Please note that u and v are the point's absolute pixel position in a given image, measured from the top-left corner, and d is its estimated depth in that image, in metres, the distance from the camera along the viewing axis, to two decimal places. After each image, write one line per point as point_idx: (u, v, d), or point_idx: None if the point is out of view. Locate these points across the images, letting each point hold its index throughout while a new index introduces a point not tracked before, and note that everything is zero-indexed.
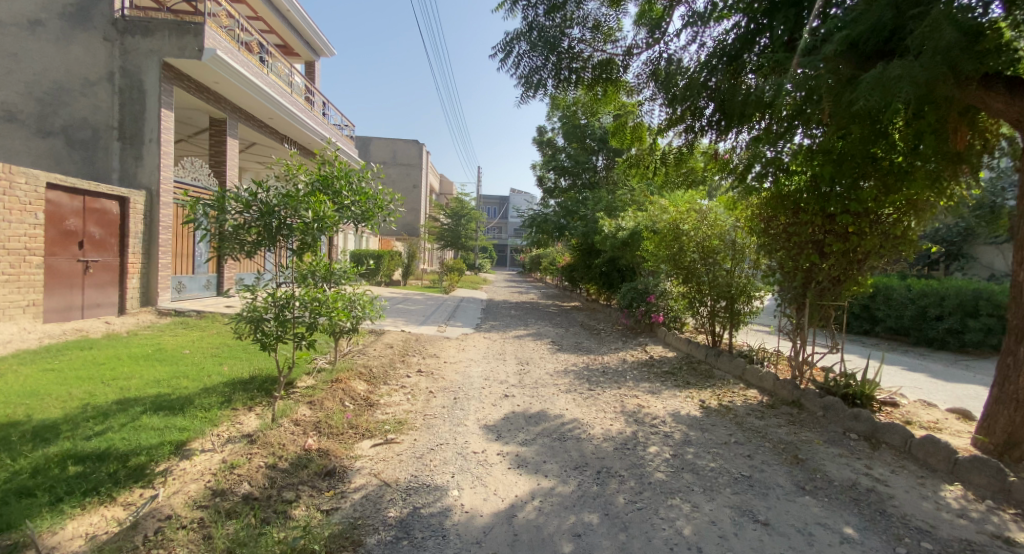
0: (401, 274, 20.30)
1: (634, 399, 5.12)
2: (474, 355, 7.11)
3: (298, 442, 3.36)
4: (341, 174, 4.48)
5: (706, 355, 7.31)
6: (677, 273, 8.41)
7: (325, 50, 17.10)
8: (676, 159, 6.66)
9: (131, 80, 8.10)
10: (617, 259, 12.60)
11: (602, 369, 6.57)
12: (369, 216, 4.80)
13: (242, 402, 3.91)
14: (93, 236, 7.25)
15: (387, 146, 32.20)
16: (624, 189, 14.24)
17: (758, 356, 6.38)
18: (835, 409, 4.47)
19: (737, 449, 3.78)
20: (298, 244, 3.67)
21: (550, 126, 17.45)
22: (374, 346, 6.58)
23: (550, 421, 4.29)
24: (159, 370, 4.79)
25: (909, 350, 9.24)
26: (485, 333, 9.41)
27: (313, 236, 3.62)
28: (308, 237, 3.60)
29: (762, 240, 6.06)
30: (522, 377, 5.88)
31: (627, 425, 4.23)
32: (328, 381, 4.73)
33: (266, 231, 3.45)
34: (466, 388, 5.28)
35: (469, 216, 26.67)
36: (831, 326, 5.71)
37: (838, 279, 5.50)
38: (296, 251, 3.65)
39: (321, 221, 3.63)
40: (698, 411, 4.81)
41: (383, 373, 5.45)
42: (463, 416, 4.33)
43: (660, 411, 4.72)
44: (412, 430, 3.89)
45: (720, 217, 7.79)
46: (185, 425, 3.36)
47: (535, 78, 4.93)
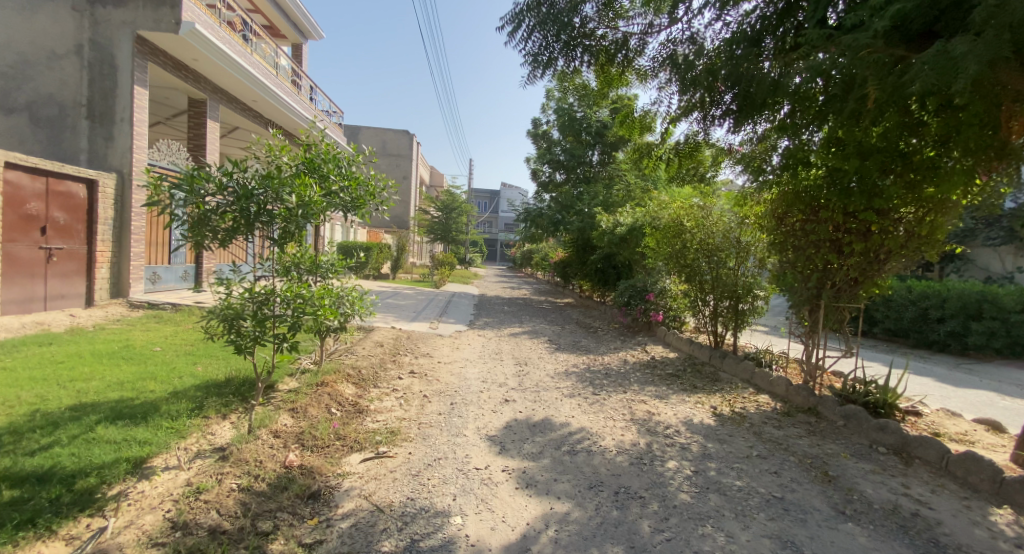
0: (390, 267, 19.79)
1: (643, 405, 4.80)
2: (469, 354, 6.73)
3: (276, 458, 2.96)
4: (328, 157, 4.14)
5: (709, 357, 6.99)
6: (679, 271, 8.12)
7: (313, 33, 16.44)
8: (686, 151, 6.37)
9: (101, 54, 7.52)
10: (613, 255, 12.29)
11: (604, 371, 6.25)
12: (360, 204, 4.44)
13: (214, 410, 3.49)
14: (57, 222, 6.70)
15: (377, 137, 31.49)
16: (621, 184, 13.93)
17: (766, 358, 6.09)
18: (859, 418, 4.19)
19: (762, 464, 3.46)
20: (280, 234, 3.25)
21: (545, 118, 17.06)
22: (363, 344, 6.16)
23: (556, 430, 3.94)
24: (124, 370, 4.33)
25: (909, 352, 9.09)
26: (479, 330, 9.02)
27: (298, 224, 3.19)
28: (292, 225, 3.18)
29: (774, 239, 5.77)
30: (521, 379, 5.52)
31: (639, 436, 3.90)
32: (311, 384, 4.32)
33: (243, 218, 3.02)
34: (462, 392, 4.91)
35: (460, 209, 26.13)
36: (846, 329, 5.43)
37: (855, 280, 5.23)
38: (277, 241, 3.22)
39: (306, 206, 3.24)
40: (711, 419, 4.51)
41: (373, 375, 5.05)
42: (461, 425, 3.96)
43: (671, 419, 4.41)
44: (406, 442, 3.52)
45: (725, 214, 7.54)
46: (146, 439, 2.93)
47: (544, 57, 4.57)
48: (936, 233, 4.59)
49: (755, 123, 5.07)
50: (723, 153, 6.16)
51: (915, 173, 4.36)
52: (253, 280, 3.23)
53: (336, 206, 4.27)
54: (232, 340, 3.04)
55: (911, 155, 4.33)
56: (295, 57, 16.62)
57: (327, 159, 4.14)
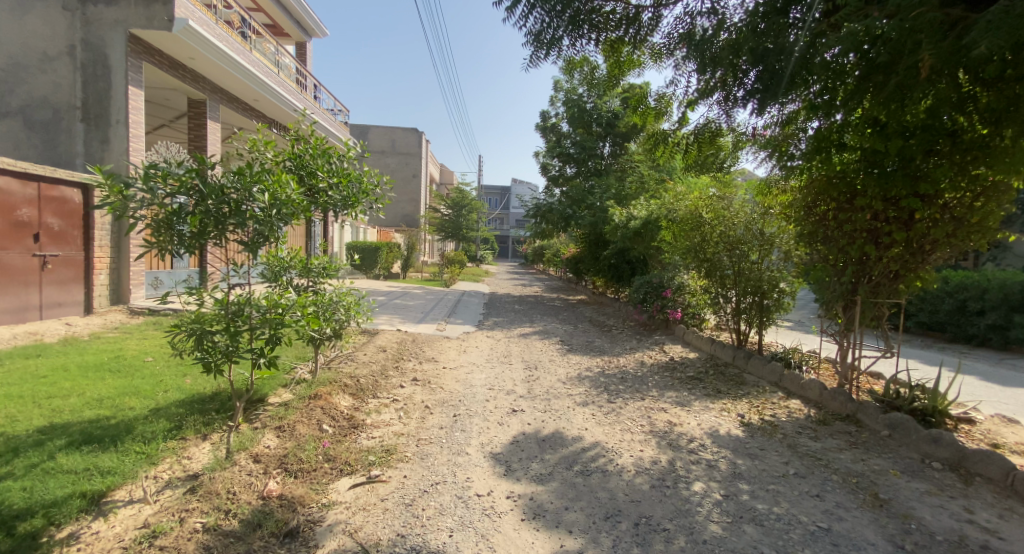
0: (401, 266, 19.53)
1: (663, 415, 4.41)
2: (476, 358, 6.40)
3: (253, 487, 2.67)
4: (315, 153, 3.85)
5: (733, 357, 6.54)
6: (698, 265, 7.70)
7: (316, 31, 16.21)
8: (705, 139, 5.93)
9: (94, 55, 7.34)
10: (627, 250, 11.85)
11: (620, 375, 5.85)
12: (353, 203, 4.15)
13: (194, 430, 3.20)
14: (52, 228, 6.53)
15: (385, 135, 31.28)
16: (634, 175, 13.46)
17: (796, 359, 5.65)
18: (907, 428, 3.76)
19: (801, 485, 3.06)
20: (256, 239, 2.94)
21: (553, 111, 16.66)
22: (364, 350, 5.86)
23: (568, 446, 3.59)
24: (107, 385, 4.07)
25: (947, 347, 8.52)
26: (488, 331, 8.69)
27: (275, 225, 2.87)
28: (267, 227, 2.86)
29: (803, 230, 5.31)
30: (531, 386, 5.17)
31: (660, 452, 3.52)
32: (304, 397, 4.02)
33: (212, 221, 2.71)
34: (467, 401, 4.57)
35: (470, 206, 25.85)
36: (885, 326, 4.98)
37: (896, 273, 4.75)
38: (251, 248, 2.89)
39: (283, 206, 2.92)
40: (739, 430, 4.10)
41: (373, 384, 4.73)
42: (464, 441, 3.62)
43: (695, 430, 4.02)
44: (402, 463, 3.19)
45: (747, 204, 7.11)
46: (112, 467, 2.66)
47: (546, 37, 4.18)
48: (990, 219, 4.10)
49: (783, 102, 4.62)
50: (746, 139, 5.71)
51: (966, 152, 3.89)
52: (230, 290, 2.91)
53: (325, 205, 3.99)
54: (201, 356, 2.71)
55: (960, 133, 3.87)
56: (298, 55, 16.41)
57: (315, 155, 3.85)
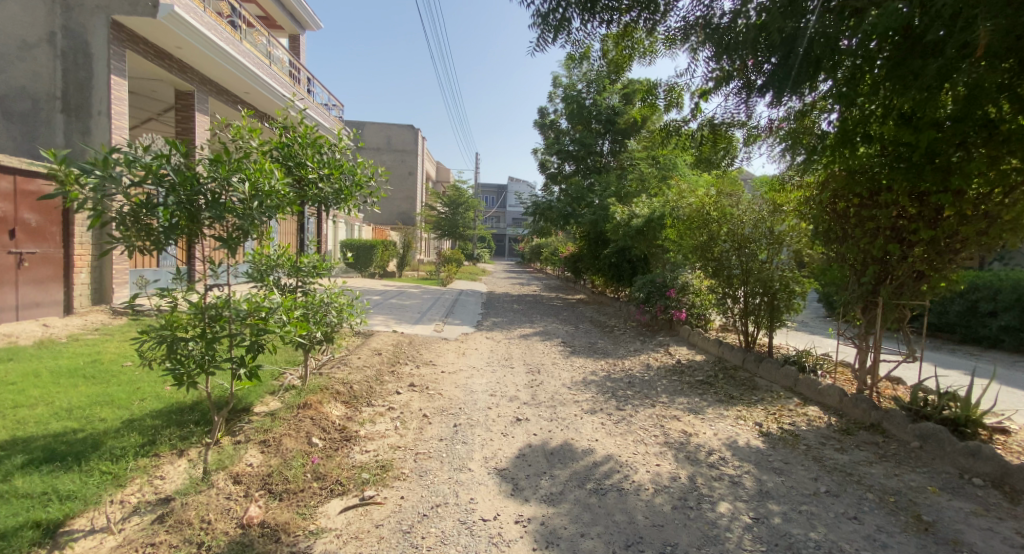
0: (396, 265, 19.19)
1: (677, 424, 4.15)
2: (476, 361, 6.12)
3: (232, 513, 2.39)
4: (303, 142, 3.57)
5: (743, 360, 6.29)
6: (704, 265, 7.45)
7: (310, 23, 15.83)
8: (717, 133, 5.67)
9: (74, 42, 7.00)
10: (628, 249, 11.59)
11: (627, 379, 5.58)
12: (345, 197, 3.88)
13: (168, 446, 2.91)
14: (28, 224, 6.19)
15: (381, 132, 30.87)
16: (634, 173, 13.22)
17: (810, 363, 5.40)
18: (939, 440, 3.52)
19: (835, 505, 2.81)
20: (234, 234, 2.62)
21: (552, 107, 16.39)
22: (359, 353, 5.57)
23: (579, 460, 3.32)
24: (79, 393, 3.75)
25: (958, 349, 8.30)
26: (487, 332, 8.41)
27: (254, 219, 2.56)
28: (243, 221, 2.54)
29: (819, 227, 5.05)
30: (534, 392, 4.88)
31: (679, 467, 3.25)
32: (292, 406, 3.72)
33: (185, 215, 2.40)
34: (468, 409, 4.29)
35: (467, 204, 25.54)
36: (906, 329, 4.74)
37: (920, 274, 4.49)
38: (229, 244, 2.57)
39: (264, 197, 2.62)
40: (760, 440, 3.84)
41: (367, 390, 4.44)
42: (466, 454, 3.34)
43: (713, 441, 3.76)
44: (398, 481, 2.90)
45: (755, 202, 6.87)
46: (72, 491, 2.37)
47: (555, 18, 3.90)
48: None
49: (806, 90, 4.37)
50: (763, 133, 5.46)
51: (1002, 145, 3.60)
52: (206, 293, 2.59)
53: (314, 198, 3.71)
54: (172, 367, 2.41)
55: (998, 124, 3.60)
56: (292, 49, 16.03)
57: (304, 145, 3.57)
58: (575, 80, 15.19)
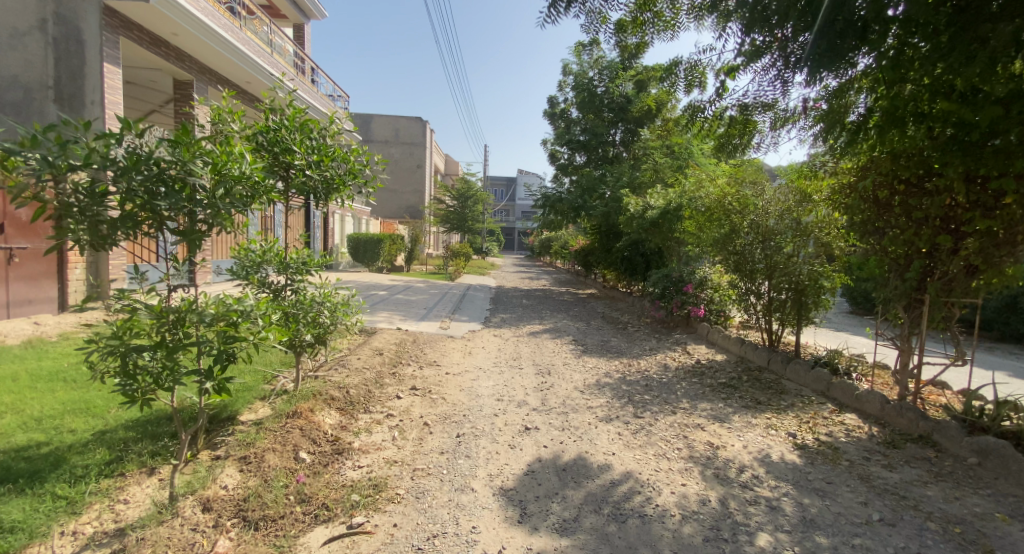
0: (404, 260, 18.88)
1: (701, 434, 3.78)
2: (482, 362, 5.78)
3: (196, 549, 2.11)
4: (291, 126, 3.22)
5: (767, 361, 5.87)
6: (724, 258, 7.01)
7: (315, 12, 15.51)
8: (744, 117, 5.25)
9: (66, 29, 6.54)
10: (642, 242, 11.16)
11: (644, 382, 5.21)
12: (336, 187, 3.53)
13: (137, 463, 2.61)
14: (18, 218, 5.94)
15: (389, 125, 30.54)
16: (648, 163, 12.76)
17: (844, 366, 4.99)
18: (1005, 458, 3.12)
19: (892, 538, 2.43)
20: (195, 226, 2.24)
21: (562, 96, 15.93)
22: (359, 353, 5.26)
23: (595, 479, 2.97)
24: (54, 398, 3.47)
25: (997, 348, 7.78)
26: (495, 329, 8.07)
27: (222, 209, 2.19)
28: (204, 211, 2.17)
29: (858, 218, 4.61)
30: (545, 396, 4.54)
31: (708, 488, 2.89)
32: (280, 415, 3.41)
33: (136, 204, 2.04)
34: (473, 416, 3.95)
35: (476, 197, 25.16)
36: (955, 329, 4.30)
37: (974, 269, 4.04)
38: (184, 235, 2.15)
39: (232, 183, 2.25)
40: (796, 454, 3.46)
41: (364, 395, 4.13)
42: (468, 471, 3.01)
43: (743, 455, 3.39)
44: (392, 505, 2.57)
45: (781, 192, 6.42)
46: (16, 521, 2.07)
47: None
48: None
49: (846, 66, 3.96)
50: (796, 115, 5.03)
51: None
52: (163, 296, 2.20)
53: (302, 187, 3.37)
54: (125, 382, 2.07)
55: None
56: (297, 38, 15.72)
57: (292, 128, 3.23)
58: (586, 67, 14.72)
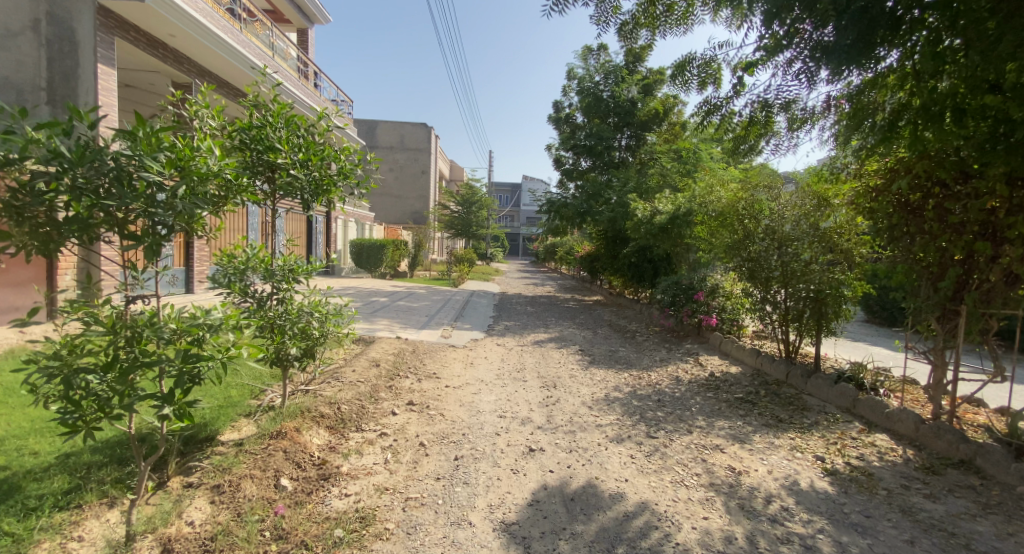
0: (408, 265, 18.65)
1: (721, 457, 3.47)
2: (484, 374, 5.49)
3: None
4: (275, 122, 2.99)
5: (786, 375, 5.55)
6: (738, 265, 6.72)
7: (319, 17, 15.42)
8: (759, 119, 4.97)
9: (58, 29, 6.32)
10: (650, 248, 10.86)
11: (656, 397, 4.91)
12: (325, 188, 3.29)
13: (98, 494, 2.36)
14: None
15: (394, 130, 30.47)
16: (655, 168, 12.49)
17: (870, 381, 4.67)
18: None
19: None
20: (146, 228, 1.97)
21: (567, 101, 15.71)
22: (354, 365, 4.99)
23: (606, 511, 2.68)
24: (22, 414, 3.23)
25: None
26: (499, 338, 7.79)
27: (183, 210, 1.93)
28: (161, 212, 1.90)
29: (885, 222, 4.31)
30: (550, 413, 4.25)
31: (733, 522, 2.59)
32: (263, 436, 3.14)
33: (83, 205, 1.79)
34: (473, 435, 3.67)
35: (481, 203, 24.96)
36: (994, 343, 3.98)
37: (1014, 277, 3.73)
38: (136, 237, 1.89)
39: (197, 181, 1.99)
40: (826, 482, 3.16)
41: (358, 412, 3.85)
42: (466, 501, 2.72)
43: (769, 483, 3.08)
44: (379, 543, 2.29)
45: (797, 196, 6.13)
46: None
47: None
48: None
49: (872, 64, 3.75)
50: (816, 115, 4.73)
51: None
52: (117, 309, 1.93)
53: (287, 188, 3.13)
54: (67, 410, 1.80)
55: None
56: (300, 43, 15.64)
57: (277, 125, 3.00)
58: (591, 72, 14.50)
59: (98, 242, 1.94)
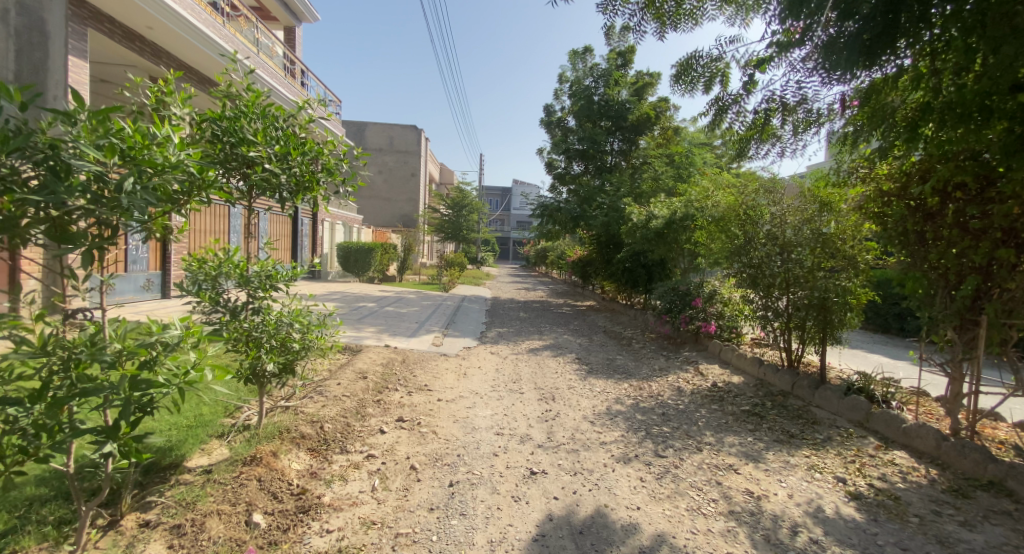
0: (397, 269, 18.28)
1: (737, 479, 3.22)
2: (478, 385, 5.20)
3: None
4: (250, 113, 2.71)
5: (792, 386, 5.33)
6: (739, 271, 6.46)
7: (306, 15, 15.04)
8: (763, 121, 4.76)
9: (29, 19, 5.80)
10: (644, 253, 10.65)
11: (659, 410, 4.66)
12: (307, 186, 3.00)
13: (36, 538, 2.02)
14: None
15: (383, 133, 30.05)
16: (649, 172, 12.31)
17: (882, 393, 4.47)
18: None
19: None
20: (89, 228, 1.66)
21: (558, 104, 15.51)
22: (340, 377, 4.67)
23: (619, 546, 2.41)
24: None
25: None
26: (491, 346, 7.48)
27: (131, 208, 1.59)
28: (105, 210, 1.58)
29: (898, 228, 4.11)
30: (550, 429, 3.98)
31: None
32: (235, 462, 2.82)
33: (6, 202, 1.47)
34: (469, 456, 3.38)
35: (471, 206, 24.65)
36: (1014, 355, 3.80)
37: None
38: (75, 239, 1.56)
39: (150, 174, 1.67)
40: (852, 508, 2.92)
41: (342, 431, 3.54)
42: (464, 537, 2.43)
43: (791, 510, 2.84)
44: None
45: (797, 201, 5.98)
46: None
47: None
48: None
49: (883, 67, 3.71)
50: (830, 114, 4.50)
51: None
52: (53, 328, 1.61)
53: (263, 184, 2.83)
54: None
55: None
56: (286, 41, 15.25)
57: (253, 116, 2.71)
58: (583, 75, 14.32)
59: (25, 245, 1.60)
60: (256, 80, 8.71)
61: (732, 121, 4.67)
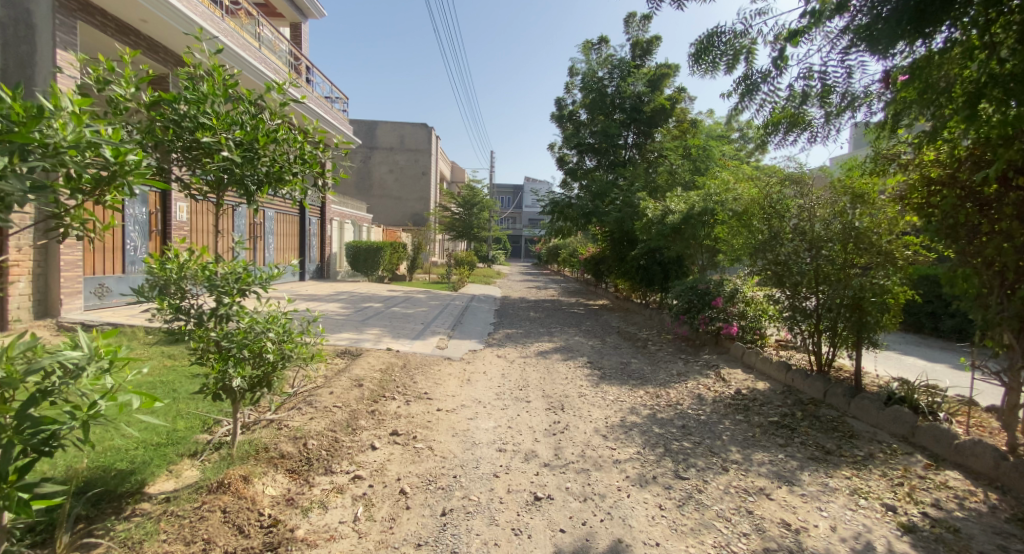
0: (407, 269, 18.09)
1: (769, 507, 2.83)
2: (481, 393, 4.86)
3: None
4: (211, 95, 2.38)
5: (824, 394, 4.89)
6: (763, 269, 6.01)
7: (313, 11, 14.81)
8: (791, 106, 4.32)
9: (13, 11, 5.72)
10: (659, 250, 10.19)
11: (679, 422, 4.26)
12: (280, 178, 2.67)
13: None
14: None
15: (393, 131, 29.84)
16: (664, 166, 11.82)
17: (928, 404, 4.02)
18: None
19: None
20: None
21: (570, 98, 15.06)
22: (333, 386, 4.36)
23: None
24: None
25: None
26: (498, 349, 7.12)
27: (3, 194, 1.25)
28: None
29: (947, 219, 3.66)
30: (558, 444, 3.62)
31: None
32: (200, 489, 2.52)
33: None
34: (466, 477, 3.04)
35: (482, 204, 24.31)
36: None
37: None
38: None
39: (36, 156, 1.35)
40: (906, 544, 2.52)
41: (328, 449, 3.22)
42: None
43: (836, 547, 2.45)
44: None
45: (827, 192, 5.50)
46: None
47: None
48: None
49: (930, 38, 3.28)
50: (868, 94, 4.02)
51: None
52: None
53: (226, 175, 2.50)
54: None
55: None
56: (293, 38, 15.03)
57: (214, 100, 2.40)
58: (595, 67, 13.86)
59: None
60: (224, 57, 8.25)
61: (761, 105, 4.20)
